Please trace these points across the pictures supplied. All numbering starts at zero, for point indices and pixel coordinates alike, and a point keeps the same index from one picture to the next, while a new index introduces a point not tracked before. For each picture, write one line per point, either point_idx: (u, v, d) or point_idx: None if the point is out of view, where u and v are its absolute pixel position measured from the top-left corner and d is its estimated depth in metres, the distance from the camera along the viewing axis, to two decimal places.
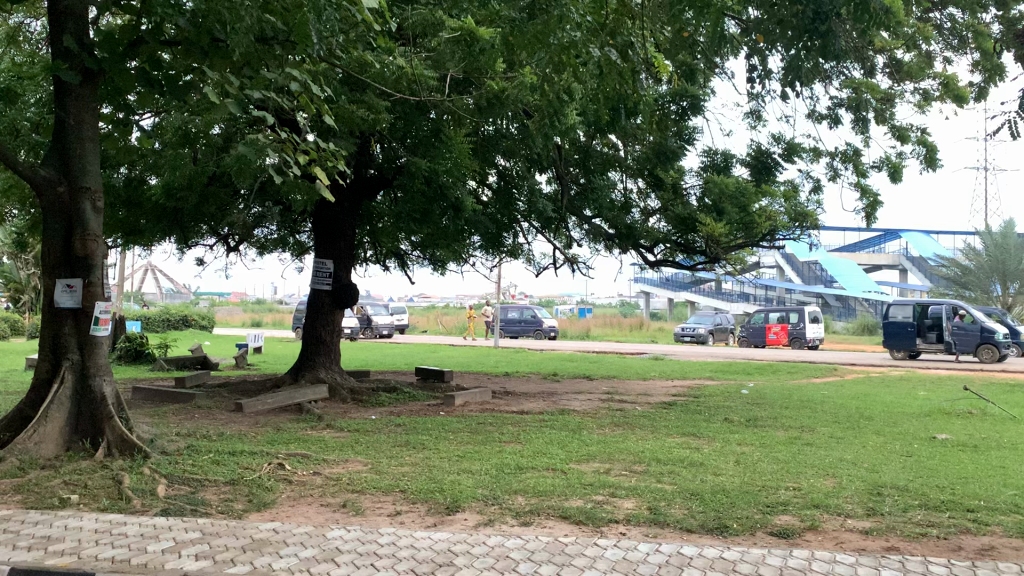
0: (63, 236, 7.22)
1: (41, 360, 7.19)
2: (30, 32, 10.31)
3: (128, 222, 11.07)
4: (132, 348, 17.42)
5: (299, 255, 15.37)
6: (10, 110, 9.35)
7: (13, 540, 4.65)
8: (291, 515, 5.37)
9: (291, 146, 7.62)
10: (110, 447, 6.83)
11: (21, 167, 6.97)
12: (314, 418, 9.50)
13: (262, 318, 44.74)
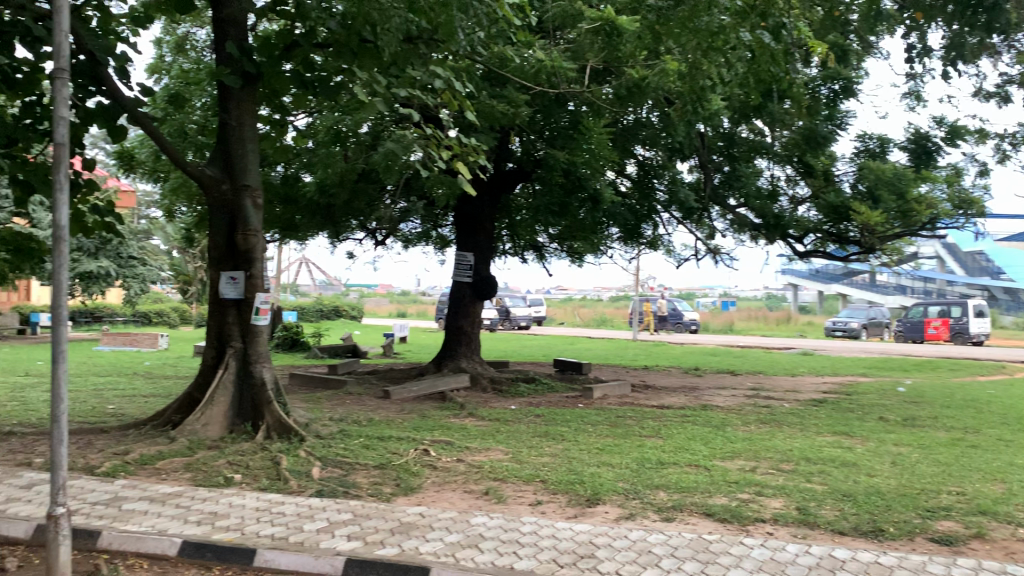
0: (227, 231, 7.72)
1: (209, 348, 7.70)
2: (196, 41, 11.02)
3: (284, 217, 11.63)
4: (289, 337, 18.39)
5: (442, 248, 15.75)
6: (180, 114, 10.01)
7: (185, 514, 5.00)
8: (436, 501, 5.52)
9: (436, 142, 7.74)
10: (269, 431, 7.17)
11: (190, 167, 7.46)
12: (457, 407, 9.72)
13: (407, 310, 46.13)
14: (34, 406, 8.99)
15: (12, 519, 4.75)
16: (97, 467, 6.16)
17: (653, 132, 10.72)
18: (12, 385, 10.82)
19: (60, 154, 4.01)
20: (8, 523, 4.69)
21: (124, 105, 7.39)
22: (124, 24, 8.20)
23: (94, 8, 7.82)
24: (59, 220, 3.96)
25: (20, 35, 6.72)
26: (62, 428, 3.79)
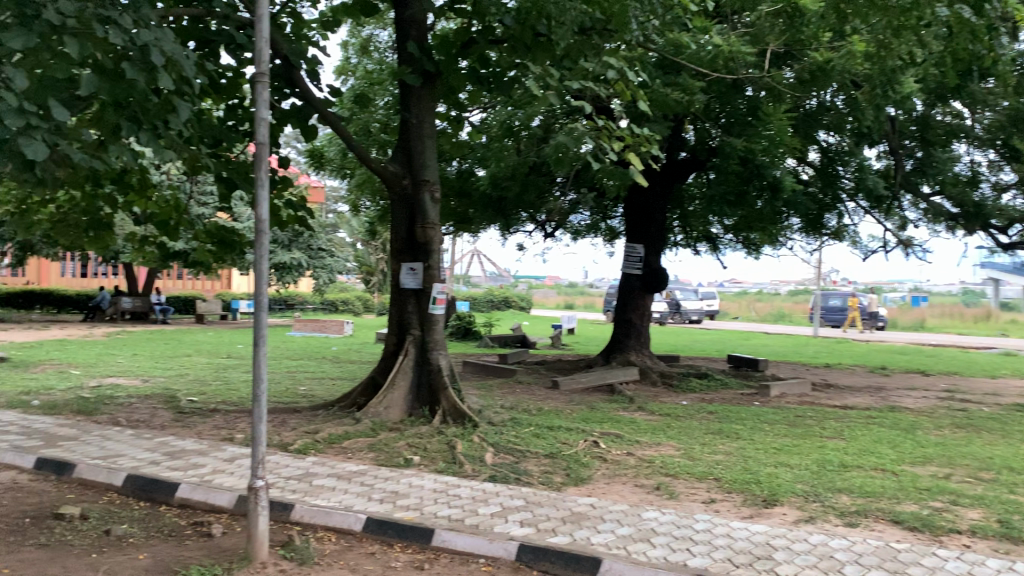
0: (408, 224, 8.05)
1: (391, 335, 8.06)
2: (379, 42, 11.51)
3: (458, 210, 11.95)
4: (462, 326, 18.95)
5: (611, 240, 15.70)
6: (364, 114, 10.51)
7: (369, 492, 5.28)
8: (607, 493, 5.52)
9: (608, 133, 7.69)
10: (445, 415, 7.41)
11: (374, 164, 7.85)
12: (627, 400, 9.68)
13: (575, 302, 46.48)
14: (235, 385, 9.78)
15: (217, 488, 5.18)
16: (291, 444, 6.61)
17: (837, 117, 10.18)
18: (217, 366, 11.81)
19: (261, 152, 4.30)
20: (214, 492, 5.12)
21: (315, 106, 7.86)
22: (315, 29, 8.72)
23: (288, 16, 8.33)
24: (261, 215, 4.25)
25: (225, 43, 7.29)
26: (263, 407, 4.09)
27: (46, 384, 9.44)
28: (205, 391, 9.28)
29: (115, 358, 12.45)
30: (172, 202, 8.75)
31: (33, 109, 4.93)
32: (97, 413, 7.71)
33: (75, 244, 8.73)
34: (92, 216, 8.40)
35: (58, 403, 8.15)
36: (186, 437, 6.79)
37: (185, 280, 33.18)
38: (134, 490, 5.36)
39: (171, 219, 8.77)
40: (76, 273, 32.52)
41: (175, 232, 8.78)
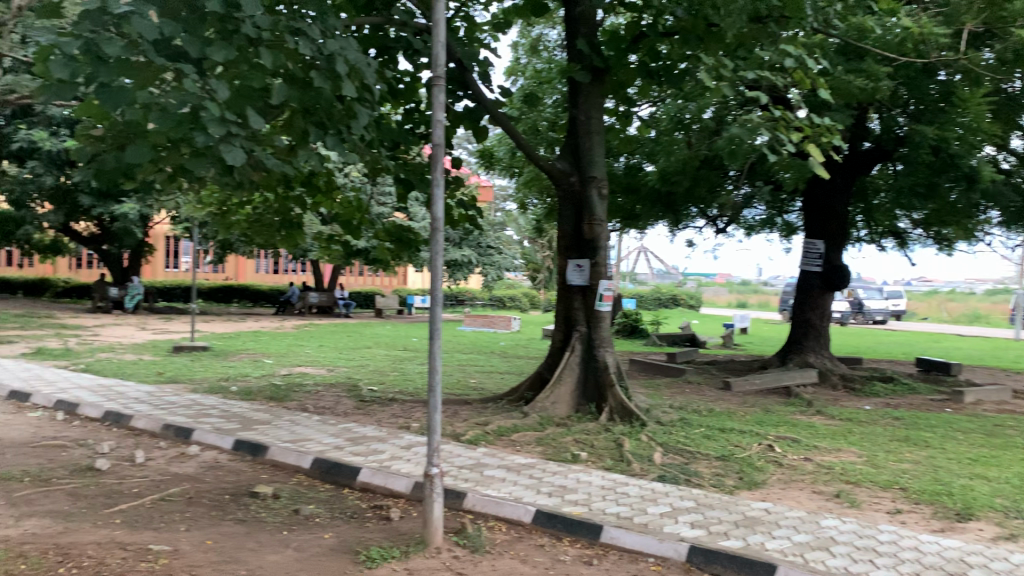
0: (574, 221, 8.09)
1: (557, 331, 8.13)
2: (548, 41, 11.62)
3: (626, 207, 11.87)
4: (630, 324, 18.83)
5: (788, 235, 15.09)
6: (533, 112, 10.66)
7: (538, 485, 5.34)
8: (782, 498, 5.32)
9: (785, 124, 7.39)
10: (612, 413, 7.37)
11: (543, 162, 7.96)
12: (804, 403, 9.28)
13: (747, 300, 45.21)
14: (411, 376, 10.19)
15: (395, 474, 5.42)
16: (463, 435, 6.81)
17: None
18: (394, 358, 12.35)
19: (437, 153, 4.46)
20: (392, 478, 5.36)
21: (486, 107, 8.07)
22: (486, 31, 8.93)
23: (461, 19, 8.57)
24: (437, 213, 4.40)
25: (403, 49, 7.61)
26: (438, 398, 4.23)
27: (243, 371, 10.22)
28: (383, 381, 9.74)
29: (303, 348, 13.29)
30: (354, 202, 9.25)
31: (234, 117, 5.36)
32: (287, 399, 8.26)
33: (269, 242, 9.43)
34: (283, 216, 9.02)
35: (252, 389, 8.79)
36: (366, 424, 7.15)
37: (364, 275, 34.97)
38: (319, 472, 5.70)
39: (354, 219, 9.28)
40: (268, 269, 35.07)
41: (357, 231, 9.28)
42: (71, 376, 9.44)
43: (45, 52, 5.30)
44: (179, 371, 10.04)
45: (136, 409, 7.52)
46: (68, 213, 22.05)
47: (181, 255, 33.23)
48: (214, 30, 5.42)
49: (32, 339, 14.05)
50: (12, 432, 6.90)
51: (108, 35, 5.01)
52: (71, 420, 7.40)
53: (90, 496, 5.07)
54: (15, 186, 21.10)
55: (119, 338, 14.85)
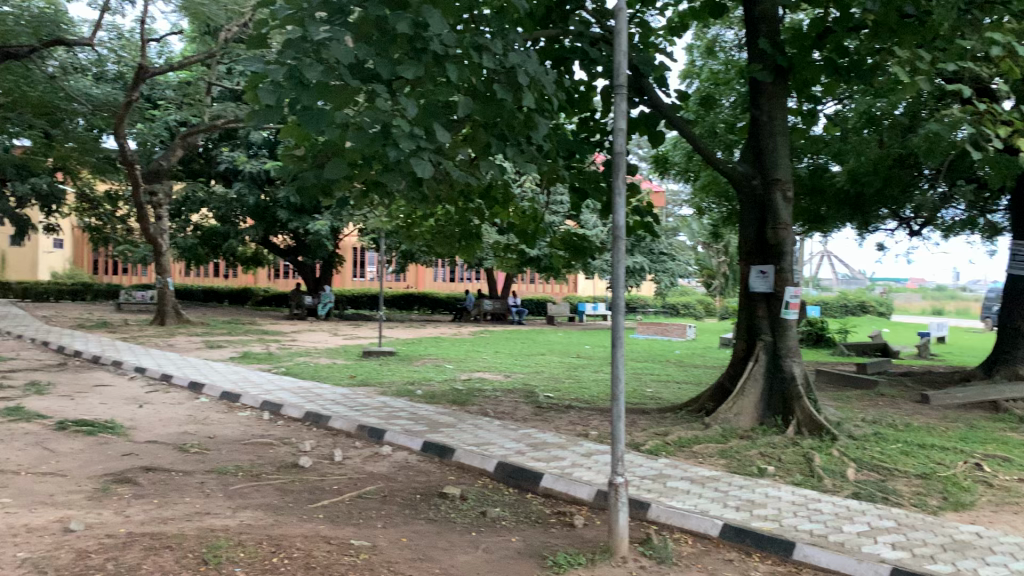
0: (757, 226, 7.85)
1: (741, 339, 7.93)
2: (725, 42, 11.30)
3: (810, 210, 11.39)
4: (814, 332, 18.07)
5: (992, 236, 13.96)
6: (711, 115, 10.45)
7: (724, 499, 5.22)
8: (995, 522, 4.92)
9: (992, 118, 6.84)
10: (799, 426, 7.08)
11: (724, 166, 7.80)
12: (1015, 419, 8.53)
13: (945, 307, 42.17)
14: (587, 384, 10.23)
15: (578, 481, 5.46)
16: (643, 444, 6.77)
17: None
18: (570, 365, 12.44)
19: (619, 161, 4.45)
20: (575, 485, 5.41)
21: (663, 112, 8.00)
22: (661, 36, 8.85)
23: (636, 25, 8.54)
24: (618, 220, 4.39)
25: (579, 59, 7.66)
26: (623, 405, 4.22)
27: (426, 376, 10.63)
28: (560, 388, 9.84)
29: (482, 354, 13.65)
30: (529, 212, 9.39)
31: (421, 133, 5.60)
32: (469, 404, 8.52)
33: (449, 252, 9.75)
34: (463, 227, 9.25)
35: (436, 393, 9.13)
36: (546, 430, 7.25)
37: (537, 282, 35.46)
38: (504, 477, 5.84)
39: (529, 228, 9.43)
40: (446, 277, 36.27)
41: (532, 240, 9.42)
42: (273, 379, 10.19)
43: (254, 79, 5.75)
44: (368, 375, 10.59)
45: (332, 411, 8.00)
46: (267, 227, 23.82)
47: (366, 265, 35.03)
48: (404, 51, 5.65)
49: (238, 344, 15.25)
50: (226, 429, 7.53)
51: (310, 61, 5.32)
52: (276, 419, 7.97)
53: (296, 491, 5.44)
54: (222, 204, 23.03)
55: (314, 343, 15.86)
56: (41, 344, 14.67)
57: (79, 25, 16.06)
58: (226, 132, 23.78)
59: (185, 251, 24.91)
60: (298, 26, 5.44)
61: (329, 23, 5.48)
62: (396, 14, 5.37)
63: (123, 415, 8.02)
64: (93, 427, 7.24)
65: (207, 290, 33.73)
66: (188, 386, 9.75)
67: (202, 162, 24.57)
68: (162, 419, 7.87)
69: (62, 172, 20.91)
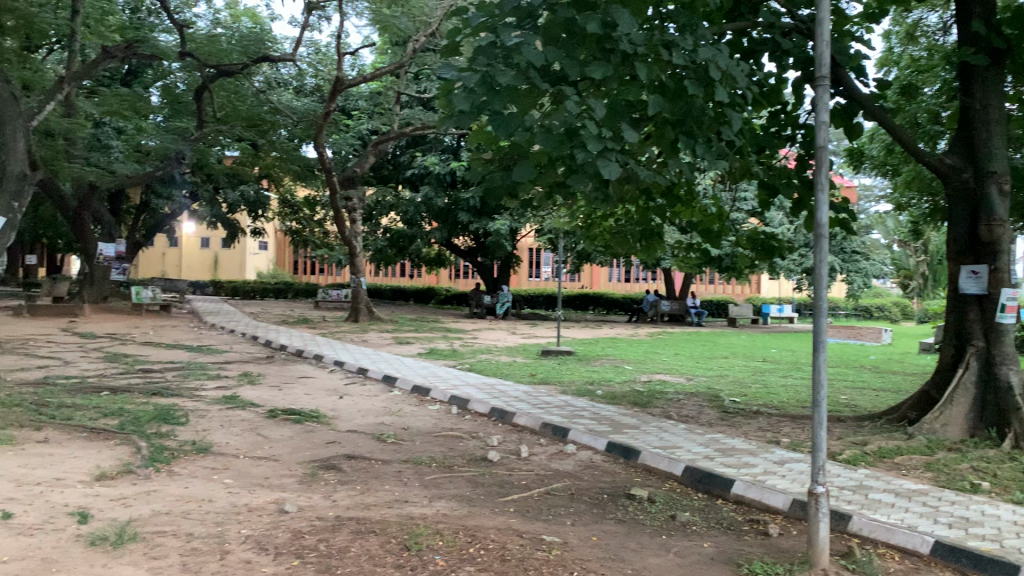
0: (969, 222, 7.29)
1: (949, 345, 7.40)
2: (928, 25, 10.52)
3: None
4: None
5: None
6: (913, 104, 9.80)
7: (934, 514, 4.88)
8: None
9: None
10: (1018, 439, 6.48)
11: (931, 158, 7.30)
12: None
13: None
14: (775, 389, 9.83)
15: (772, 489, 5.28)
16: (839, 453, 6.45)
17: None
18: (755, 369, 12.03)
19: (822, 156, 4.27)
20: (768, 492, 5.23)
21: (861, 103, 7.58)
22: (857, 23, 8.36)
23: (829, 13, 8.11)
24: (821, 218, 4.20)
25: (770, 51, 7.35)
26: (824, 413, 4.03)
27: (607, 376, 10.62)
28: (745, 393, 9.51)
29: (662, 356, 13.49)
30: (714, 211, 9.09)
31: (609, 133, 5.59)
32: (651, 406, 8.43)
33: (629, 252, 9.62)
34: (644, 227, 9.16)
35: (618, 394, 9.11)
36: (734, 435, 7.06)
37: (717, 283, 34.67)
38: (692, 481, 5.74)
39: (714, 226, 9.13)
40: (622, 277, 36.15)
41: (717, 239, 9.12)
42: (460, 374, 10.54)
43: (446, 86, 5.92)
44: (549, 373, 10.74)
45: (516, 407, 8.17)
46: (450, 229, 24.74)
47: (543, 265, 35.52)
48: (593, 51, 5.64)
49: (426, 340, 15.87)
50: (418, 421, 7.87)
51: (501, 66, 5.42)
52: (463, 414, 8.22)
53: (487, 485, 5.58)
54: (410, 207, 24.05)
55: (495, 341, 16.29)
56: (251, 338, 15.91)
57: (282, 43, 17.26)
58: (413, 138, 24.83)
59: (375, 252, 26.22)
60: (489, 32, 5.56)
61: (518, 28, 5.59)
62: (585, 15, 5.38)
63: (325, 405, 8.55)
64: (300, 415, 7.78)
65: (394, 290, 35.39)
66: (381, 379, 10.28)
67: (391, 168, 25.88)
68: (360, 410, 8.34)
69: (268, 180, 22.59)
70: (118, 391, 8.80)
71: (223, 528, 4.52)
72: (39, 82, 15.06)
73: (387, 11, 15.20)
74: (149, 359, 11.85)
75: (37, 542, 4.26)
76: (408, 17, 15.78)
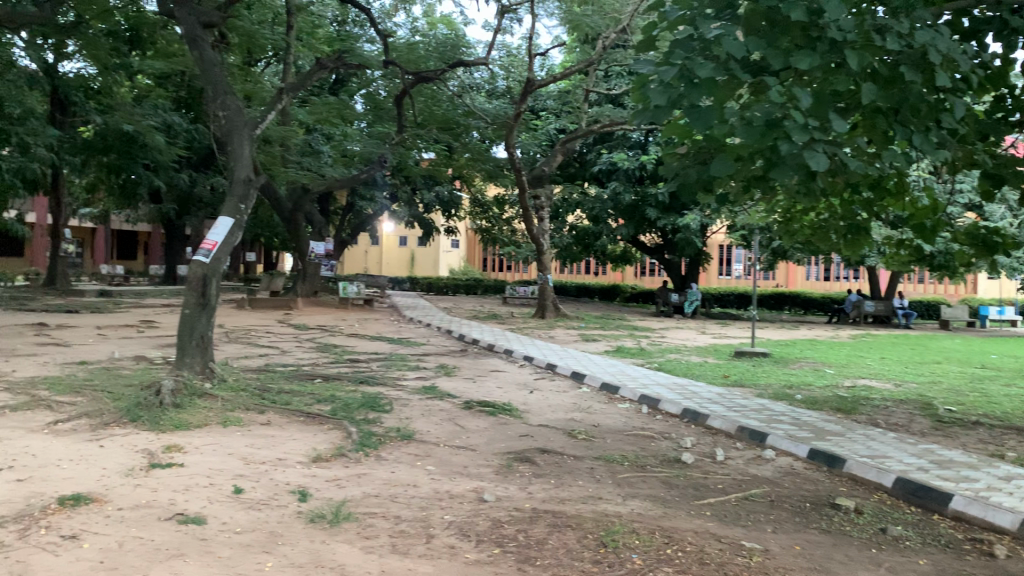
0: None
1: None
2: None
3: None
4: None
5: None
6: None
7: None
8: None
9: None
10: None
11: None
12: None
13: None
14: (997, 399, 9.00)
15: (997, 507, 4.84)
16: None
17: None
18: (973, 376, 11.09)
19: None
20: (993, 510, 4.81)
21: None
22: None
23: None
24: None
25: (996, 31, 6.71)
26: None
27: (806, 380, 10.14)
28: (963, 402, 8.80)
29: (866, 360, 12.76)
30: (929, 204, 8.43)
31: (814, 124, 5.32)
32: (857, 412, 7.98)
33: (831, 249, 9.12)
34: (848, 222, 8.66)
35: (818, 399, 8.69)
36: (952, 447, 6.55)
37: (926, 282, 32.30)
38: (904, 494, 5.38)
39: (928, 221, 8.47)
40: (820, 276, 34.53)
41: (931, 235, 8.46)
42: (650, 373, 10.46)
43: (642, 80, 5.86)
44: (743, 375, 10.42)
45: (710, 409, 7.99)
46: (638, 226, 24.60)
47: (734, 263, 34.55)
48: (797, 40, 5.40)
49: (614, 338, 15.88)
50: (608, 418, 7.89)
51: (699, 59, 5.26)
52: (655, 414, 8.15)
53: (682, 486, 5.50)
54: (597, 204, 24.25)
55: (685, 340, 16.05)
56: (445, 332, 16.55)
57: (476, 47, 17.82)
58: (601, 135, 24.87)
59: (562, 249, 26.64)
60: (687, 24, 5.44)
61: (719, 18, 5.44)
62: (789, 2, 5.14)
63: (517, 399, 8.75)
64: (494, 408, 8.00)
65: (580, 287, 35.62)
66: (571, 375, 10.39)
67: (578, 165, 26.12)
68: (551, 405, 8.47)
69: (461, 180, 23.42)
70: (328, 380, 9.44)
71: (428, 513, 4.74)
72: (260, 94, 16.38)
73: (578, 10, 15.37)
74: (355, 350, 12.63)
75: (265, 516, 4.66)
76: (600, 15, 15.92)
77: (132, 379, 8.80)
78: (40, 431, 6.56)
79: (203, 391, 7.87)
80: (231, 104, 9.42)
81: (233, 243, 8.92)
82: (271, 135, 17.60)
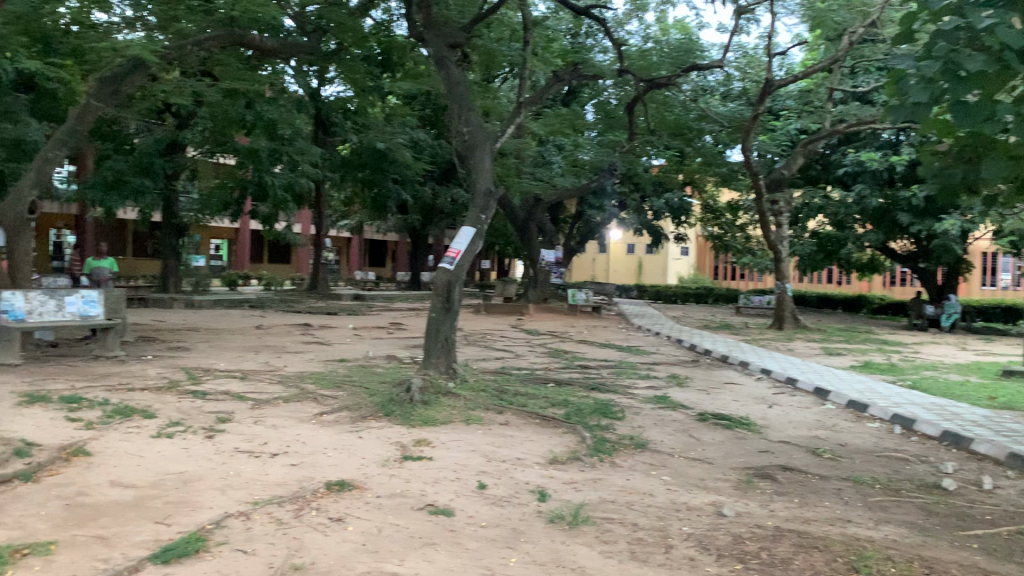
0: None
1: None
2: None
3: None
4: None
5: None
6: None
7: None
8: None
9: None
10: None
11: None
12: None
13: None
14: None
15: None
16: None
17: None
18: None
19: None
20: None
21: None
22: None
23: None
24: None
25: None
26: None
27: None
28: None
29: None
30: None
31: None
32: None
33: None
34: None
35: None
36: None
37: None
38: None
39: None
40: None
41: None
42: (902, 391, 9.71)
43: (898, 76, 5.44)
44: (1014, 397, 9.40)
45: (975, 432, 7.29)
46: (887, 231, 22.93)
47: (999, 272, 31.30)
48: None
49: (860, 353, 14.92)
50: (856, 438, 7.44)
51: (968, 51, 4.81)
52: (909, 435, 7.57)
53: (943, 515, 5.08)
54: (840, 208, 22.94)
55: (942, 356, 14.74)
56: (676, 342, 16.35)
57: (711, 50, 17.51)
58: (847, 135, 23.48)
59: (802, 256, 25.54)
60: (953, 13, 4.99)
61: (989, 5, 4.96)
62: None
63: (756, 413, 8.48)
64: (730, 421, 7.81)
65: (821, 297, 33.74)
66: (813, 391, 9.88)
67: (820, 167, 24.84)
68: (792, 421, 8.12)
69: (693, 186, 23.05)
70: (562, 384, 9.64)
71: (665, 522, 4.73)
72: (497, 109, 17.10)
73: (822, 5, 14.67)
74: (587, 357, 12.79)
75: (508, 512, 4.85)
76: (847, 10, 15.17)
77: (384, 377, 9.49)
78: (309, 421, 7.26)
79: (447, 390, 8.33)
80: (474, 119, 9.91)
81: (474, 251, 9.33)
82: (507, 147, 18.34)
